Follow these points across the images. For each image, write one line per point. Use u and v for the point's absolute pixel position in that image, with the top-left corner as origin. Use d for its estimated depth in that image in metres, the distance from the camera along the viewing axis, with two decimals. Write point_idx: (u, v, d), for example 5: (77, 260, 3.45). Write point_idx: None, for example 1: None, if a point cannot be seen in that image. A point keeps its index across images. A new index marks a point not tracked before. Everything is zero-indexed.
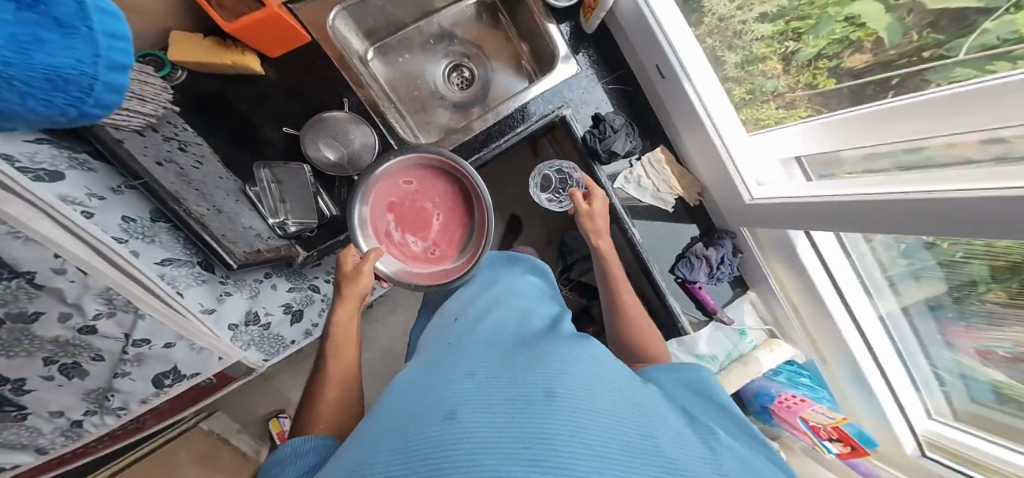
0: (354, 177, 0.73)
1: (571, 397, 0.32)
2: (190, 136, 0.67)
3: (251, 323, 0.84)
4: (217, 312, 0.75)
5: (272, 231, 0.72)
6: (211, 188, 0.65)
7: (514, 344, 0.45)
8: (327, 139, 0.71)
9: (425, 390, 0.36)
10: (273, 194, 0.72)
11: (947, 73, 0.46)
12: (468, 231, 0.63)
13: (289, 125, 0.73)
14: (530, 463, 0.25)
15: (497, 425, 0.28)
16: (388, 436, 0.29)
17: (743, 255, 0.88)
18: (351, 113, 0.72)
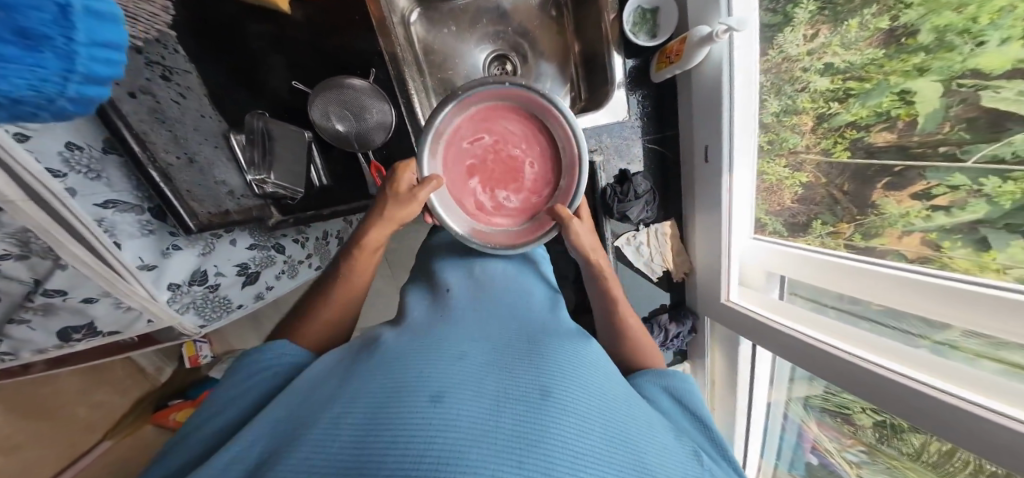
0: (358, 153, 0.62)
1: (565, 401, 0.29)
2: (179, 61, 0.51)
3: (196, 283, 0.62)
4: (158, 270, 0.56)
5: (247, 188, 0.60)
6: (189, 131, 0.52)
7: (511, 341, 0.38)
8: (338, 108, 0.58)
9: (412, 361, 0.31)
10: (262, 149, 0.59)
11: (946, 176, 0.47)
12: (567, 179, 0.49)
13: (300, 79, 0.61)
14: (514, 450, 0.23)
15: (481, 419, 0.25)
16: (361, 405, 0.27)
17: (696, 334, 0.82)
18: (373, 87, 0.58)
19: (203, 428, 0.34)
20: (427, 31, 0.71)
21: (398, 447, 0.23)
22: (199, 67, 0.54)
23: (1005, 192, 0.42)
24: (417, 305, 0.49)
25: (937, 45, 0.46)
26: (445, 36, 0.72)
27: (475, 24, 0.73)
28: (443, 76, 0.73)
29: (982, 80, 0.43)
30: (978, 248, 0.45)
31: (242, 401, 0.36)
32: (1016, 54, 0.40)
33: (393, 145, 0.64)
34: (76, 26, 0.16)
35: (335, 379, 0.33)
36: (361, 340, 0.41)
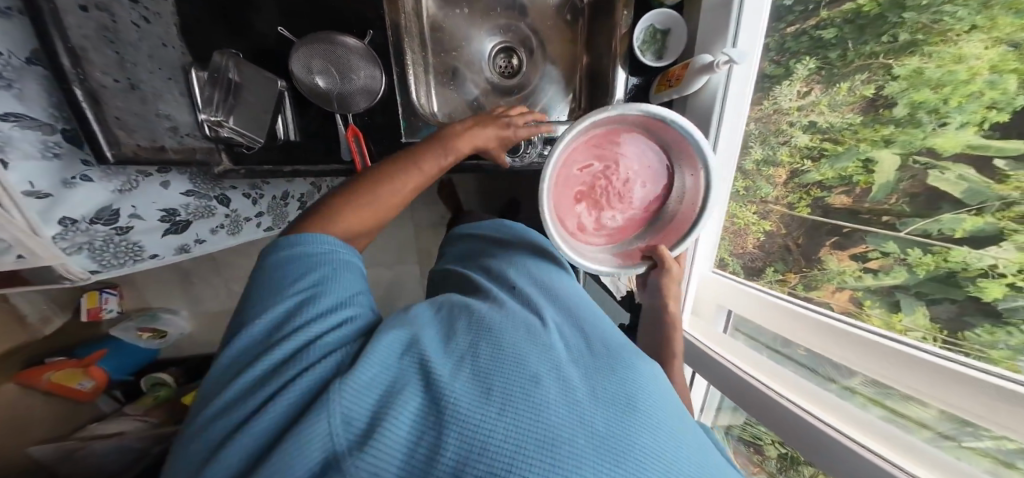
0: (337, 115, 0.56)
1: (652, 417, 0.28)
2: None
3: (102, 224, 0.51)
4: (54, 203, 0.45)
5: (197, 128, 0.52)
6: (141, 57, 0.46)
7: (594, 339, 0.37)
8: (324, 64, 0.52)
9: (511, 338, 0.32)
10: (225, 91, 0.52)
11: (881, 242, 0.53)
12: (670, 221, 0.47)
13: (285, 24, 0.54)
14: (605, 456, 0.24)
15: (577, 417, 0.26)
16: (464, 373, 0.28)
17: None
18: (366, 50, 0.53)
19: (299, 315, 0.31)
20: (439, 8, 0.67)
21: (504, 420, 0.25)
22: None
23: (923, 263, 0.49)
24: (489, 284, 0.47)
25: (907, 120, 0.49)
26: (457, 18, 0.69)
27: (488, 12, 0.70)
28: (446, 57, 0.69)
29: (933, 160, 0.48)
30: (890, 309, 0.53)
31: (330, 299, 0.32)
32: (967, 139, 0.44)
33: (378, 114, 0.58)
34: None
35: (437, 334, 0.33)
36: (449, 301, 0.40)
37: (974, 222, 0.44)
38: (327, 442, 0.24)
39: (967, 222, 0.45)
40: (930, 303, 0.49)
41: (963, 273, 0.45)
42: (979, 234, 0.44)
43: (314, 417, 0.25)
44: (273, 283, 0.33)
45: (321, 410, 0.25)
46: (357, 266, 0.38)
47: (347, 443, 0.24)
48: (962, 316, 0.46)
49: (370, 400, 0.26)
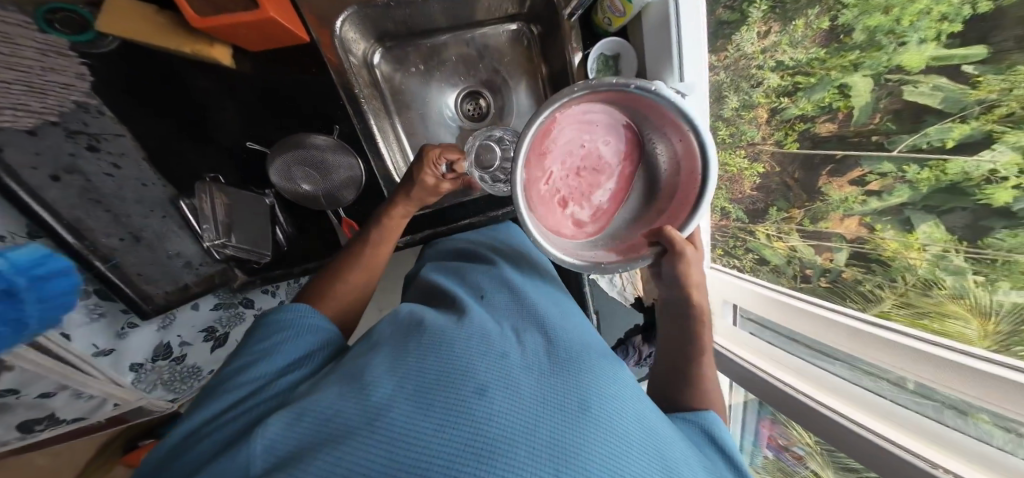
0: (327, 210, 0.66)
1: (605, 414, 0.29)
2: (108, 125, 0.47)
3: (160, 358, 0.67)
4: (116, 353, 0.61)
5: (204, 255, 0.63)
6: (128, 204, 0.52)
7: (551, 341, 0.39)
8: (302, 165, 0.60)
9: (459, 350, 0.34)
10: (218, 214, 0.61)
11: (876, 164, 0.54)
12: (681, 193, 0.37)
13: (254, 138, 0.62)
14: (551, 453, 0.25)
15: (522, 421, 0.27)
16: (410, 392, 0.29)
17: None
18: (336, 142, 0.60)
19: (250, 368, 0.37)
20: (393, 71, 0.68)
21: (443, 432, 0.26)
22: (134, 126, 0.50)
23: (922, 178, 0.50)
24: (458, 293, 0.48)
25: (868, 44, 0.51)
26: (413, 75, 0.70)
27: (443, 62, 0.70)
28: (415, 115, 0.71)
29: (903, 76, 0.49)
30: (903, 229, 0.54)
31: (284, 356, 0.38)
32: (930, 52, 0.46)
33: (362, 202, 0.67)
34: None
35: (391, 352, 0.35)
36: (408, 319, 0.42)
37: (961, 130, 0.45)
38: (246, 468, 0.26)
39: (954, 132, 0.46)
40: (940, 215, 0.50)
41: (966, 182, 0.46)
42: (968, 139, 0.45)
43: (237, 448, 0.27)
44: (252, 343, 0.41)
45: (247, 442, 0.27)
46: (321, 324, 0.44)
47: (261, 469, 0.26)
48: (978, 221, 0.47)
49: (300, 430, 0.28)
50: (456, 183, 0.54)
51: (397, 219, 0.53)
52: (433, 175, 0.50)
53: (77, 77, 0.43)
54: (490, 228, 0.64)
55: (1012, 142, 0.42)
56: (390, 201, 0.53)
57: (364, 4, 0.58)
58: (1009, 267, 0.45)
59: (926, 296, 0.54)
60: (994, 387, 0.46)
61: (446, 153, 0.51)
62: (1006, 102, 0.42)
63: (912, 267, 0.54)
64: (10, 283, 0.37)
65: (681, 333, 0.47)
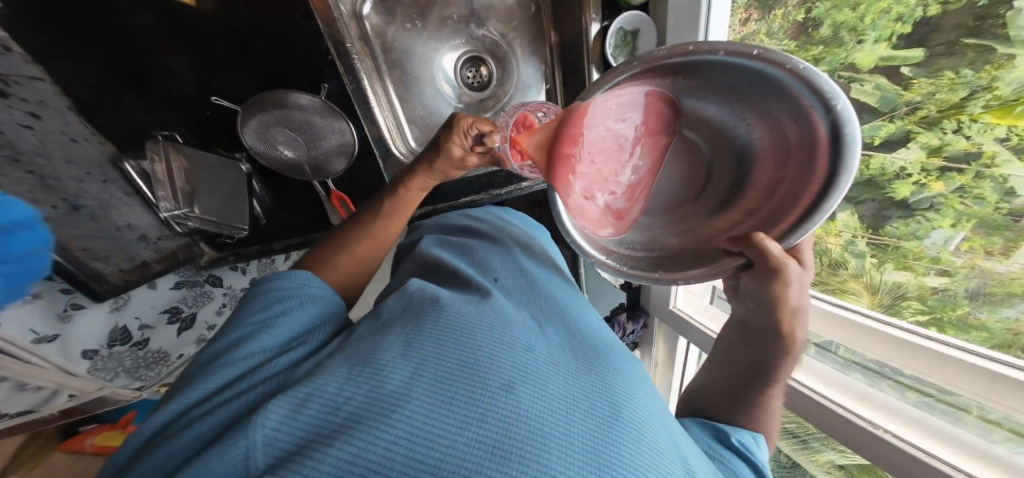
0: (315, 182, 0.61)
1: (643, 422, 0.26)
2: (19, 65, 0.38)
3: (118, 343, 0.63)
4: (61, 338, 0.55)
5: (162, 228, 0.60)
6: (58, 165, 0.45)
7: (569, 334, 0.34)
8: (286, 129, 0.55)
9: (476, 337, 0.28)
10: (175, 182, 0.56)
11: None
12: (789, 192, 0.30)
13: (219, 94, 0.52)
14: (596, 471, 0.21)
15: (558, 427, 0.22)
16: (419, 383, 0.23)
17: (647, 328, 1.11)
18: (322, 105, 0.54)
19: (245, 343, 0.30)
20: (384, 25, 0.60)
21: (463, 441, 0.20)
22: (51, 68, 0.41)
23: (848, 171, 0.57)
24: (469, 273, 0.42)
25: (832, 39, 0.54)
26: (408, 31, 0.63)
27: (444, 20, 0.64)
28: (412, 81, 0.65)
29: (854, 74, 0.52)
30: (827, 216, 0.62)
31: (284, 331, 0.31)
32: (880, 53, 0.50)
33: (354, 175, 0.63)
34: None
35: (394, 332, 0.29)
36: (419, 294, 0.36)
37: (887, 128, 0.51)
38: (241, 466, 0.19)
39: (882, 129, 0.52)
40: (855, 204, 0.58)
41: (882, 177, 0.53)
42: (891, 137, 0.51)
43: (229, 438, 0.20)
44: (239, 314, 0.34)
45: (240, 430, 0.21)
46: (324, 295, 0.37)
47: (263, 466, 0.20)
48: (881, 212, 0.54)
49: (304, 417, 0.22)
50: (486, 157, 0.48)
51: (416, 191, 0.50)
52: (461, 145, 0.46)
53: None
54: (496, 209, 0.61)
55: (923, 142, 0.48)
56: (411, 168, 0.50)
57: None
58: (897, 251, 0.54)
59: (834, 274, 0.64)
60: (909, 356, 0.52)
61: (479, 124, 0.46)
62: (926, 104, 0.47)
63: (829, 250, 0.63)
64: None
65: (754, 360, 0.42)
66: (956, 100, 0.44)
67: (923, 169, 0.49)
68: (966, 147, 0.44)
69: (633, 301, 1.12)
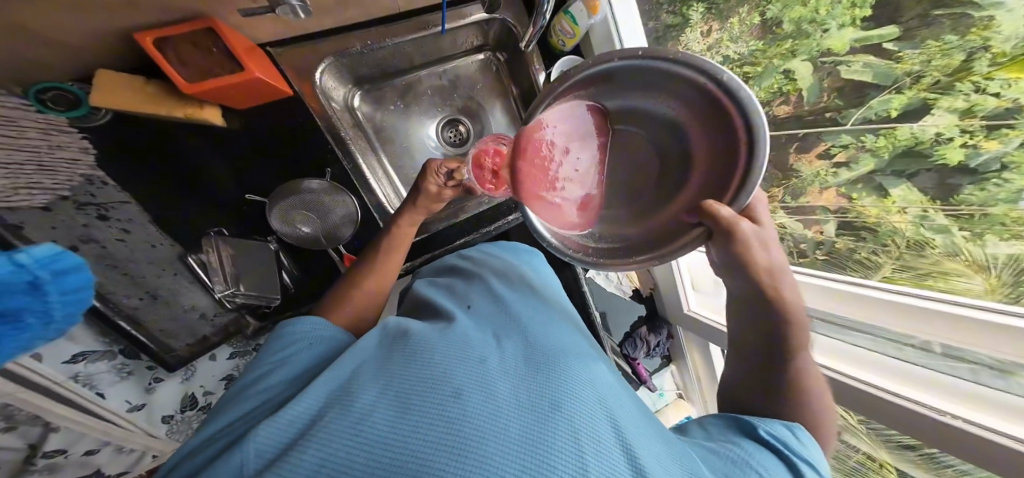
0: (328, 250, 0.70)
1: (577, 411, 0.32)
2: (113, 193, 0.54)
3: (188, 408, 0.73)
4: (147, 407, 0.69)
5: (217, 307, 0.69)
6: (143, 265, 0.58)
7: (529, 344, 0.41)
8: (301, 208, 0.66)
9: (439, 359, 0.36)
10: (223, 266, 0.66)
11: (837, 138, 0.64)
12: (727, 154, 0.36)
13: (252, 190, 0.66)
14: (519, 453, 0.27)
15: (494, 422, 0.29)
16: (390, 399, 0.31)
17: (673, 339, 1.10)
18: (330, 185, 0.65)
19: (261, 381, 0.37)
20: (373, 110, 0.74)
21: (416, 436, 0.28)
22: (135, 194, 0.57)
23: (880, 146, 0.59)
24: (446, 305, 0.49)
25: (799, 34, 0.64)
26: (393, 111, 0.76)
27: (420, 96, 0.77)
28: (403, 149, 0.77)
29: (837, 58, 0.60)
30: (879, 195, 0.61)
31: (293, 367, 0.39)
32: (849, 37, 0.58)
33: (360, 237, 0.71)
34: (46, 289, 0.28)
35: (374, 365, 0.37)
36: (395, 330, 0.44)
37: (900, 100, 0.55)
38: (238, 469, 0.27)
39: (894, 102, 0.56)
40: (910, 179, 0.57)
41: (920, 146, 0.54)
42: (908, 108, 0.55)
43: (232, 454, 0.28)
44: (260, 357, 0.42)
45: (239, 445, 0.29)
46: (330, 336, 0.45)
47: (254, 470, 0.27)
48: (946, 181, 0.53)
49: (288, 430, 0.30)
50: (458, 189, 0.58)
51: (406, 226, 0.58)
52: (436, 183, 0.56)
53: (81, 151, 0.51)
54: (484, 245, 0.69)
55: (946, 106, 0.50)
56: (400, 211, 0.59)
57: (341, 53, 0.64)
58: (988, 219, 0.51)
59: (922, 256, 0.59)
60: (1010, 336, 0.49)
61: (447, 164, 0.56)
62: (929, 72, 0.51)
63: (898, 230, 0.61)
64: (32, 275, 0.27)
65: (769, 342, 0.44)
66: (956, 63, 0.49)
67: (964, 131, 0.50)
68: (1000, 104, 0.46)
69: (651, 313, 1.12)
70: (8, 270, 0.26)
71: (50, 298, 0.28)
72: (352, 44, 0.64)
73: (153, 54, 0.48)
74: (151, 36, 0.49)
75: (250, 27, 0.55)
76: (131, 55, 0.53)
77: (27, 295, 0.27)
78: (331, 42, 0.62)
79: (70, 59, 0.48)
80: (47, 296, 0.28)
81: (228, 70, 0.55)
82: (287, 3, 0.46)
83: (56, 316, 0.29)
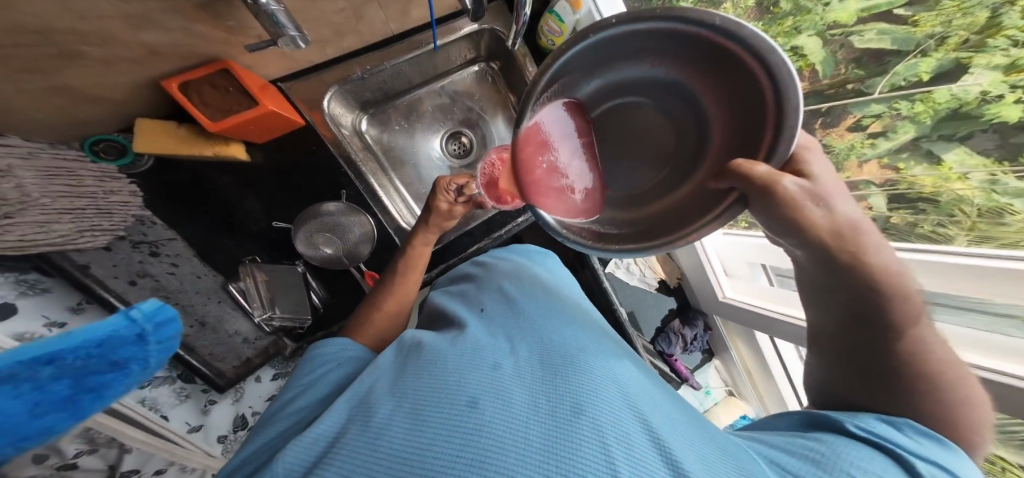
0: (351, 268, 0.73)
1: (596, 412, 0.32)
2: (161, 232, 0.62)
3: (240, 427, 0.80)
4: (204, 428, 0.76)
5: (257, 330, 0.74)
6: (191, 295, 0.63)
7: (543, 345, 0.42)
8: (323, 231, 0.70)
9: (453, 368, 0.37)
10: (259, 291, 0.72)
11: (867, 108, 0.59)
12: (751, 112, 0.31)
13: (278, 217, 0.70)
14: (540, 461, 0.28)
15: (512, 430, 0.31)
16: (409, 411, 0.33)
17: (712, 330, 1.07)
18: (347, 206, 0.69)
19: (296, 401, 0.41)
20: (380, 132, 0.77)
21: (438, 447, 0.30)
22: (178, 228, 0.64)
23: (920, 112, 0.54)
24: (460, 313, 0.51)
25: (797, 10, 0.62)
26: (398, 132, 0.78)
27: (423, 114, 0.79)
28: (412, 163, 0.79)
29: (846, 29, 0.57)
30: (931, 162, 0.55)
31: (322, 387, 0.42)
32: (854, 8, 0.55)
33: (380, 254, 0.74)
34: (150, 337, 0.33)
35: (392, 379, 0.39)
36: (410, 341, 0.46)
37: (928, 63, 0.51)
38: None
39: (922, 66, 0.51)
40: (964, 141, 0.51)
41: (966, 107, 0.49)
42: (940, 70, 0.50)
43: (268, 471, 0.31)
44: (296, 377, 0.46)
45: (274, 465, 0.32)
46: (356, 353, 0.48)
47: None
48: (1009, 140, 0.47)
49: (314, 447, 0.32)
50: (469, 204, 0.59)
51: (420, 245, 0.61)
52: (446, 200, 0.57)
53: (132, 195, 0.58)
54: (497, 250, 0.70)
55: (984, 64, 0.46)
56: (413, 231, 0.61)
57: (343, 81, 0.67)
58: None
59: (1003, 225, 0.50)
60: None
61: (456, 180, 0.57)
62: (954, 32, 0.48)
63: (965, 198, 0.53)
64: (140, 328, 0.32)
65: (863, 329, 0.34)
66: (983, 21, 0.45)
67: (1010, 87, 0.44)
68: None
69: (683, 304, 1.09)
70: (124, 326, 0.31)
71: (150, 346, 0.33)
72: (352, 71, 0.67)
73: (177, 99, 0.53)
74: (176, 83, 0.54)
75: (260, 65, 0.59)
76: (164, 105, 0.60)
77: (134, 346, 0.32)
78: (333, 71, 0.65)
79: (112, 107, 0.55)
80: (149, 346, 0.33)
81: (245, 107, 0.58)
82: (287, 35, 0.48)
83: (151, 363, 0.33)
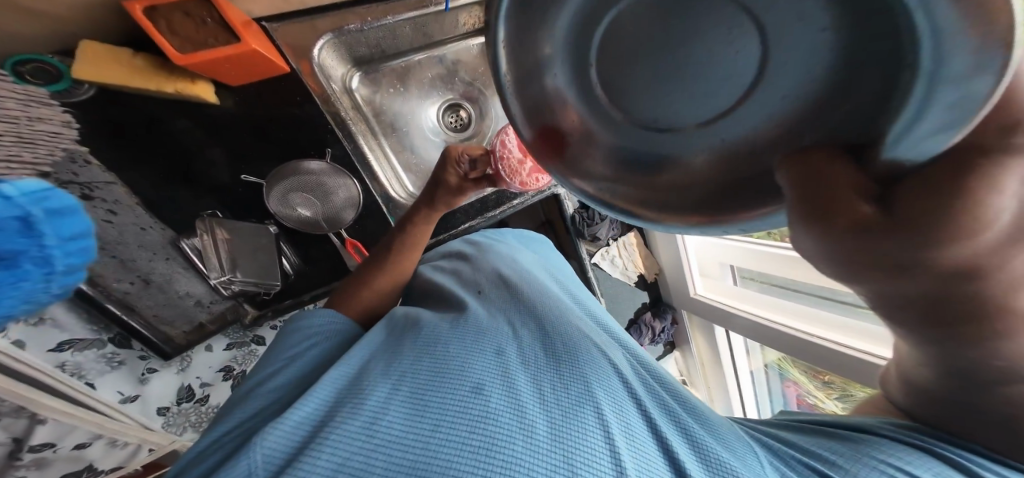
0: (331, 234, 0.69)
1: (602, 404, 0.32)
2: (97, 174, 0.52)
3: (185, 400, 0.72)
4: (142, 398, 0.68)
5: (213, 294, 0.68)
6: (133, 249, 0.56)
7: (543, 331, 0.40)
8: (302, 192, 0.64)
9: (454, 351, 0.35)
10: (216, 251, 0.64)
11: None
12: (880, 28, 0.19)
13: (248, 171, 0.63)
14: (550, 451, 0.27)
15: (520, 418, 0.29)
16: (407, 394, 0.31)
17: (678, 324, 1.12)
18: (331, 167, 0.64)
19: (271, 378, 0.37)
20: (371, 93, 0.72)
21: (442, 432, 0.27)
22: (123, 175, 0.54)
23: None
24: (457, 293, 0.48)
25: None
26: (392, 95, 0.74)
27: (422, 81, 0.76)
28: (406, 130, 0.76)
29: None
30: None
31: (301, 365, 0.38)
32: None
33: (364, 224, 0.71)
34: (43, 230, 0.26)
35: (385, 359, 0.36)
36: (403, 319, 0.44)
37: None
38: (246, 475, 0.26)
39: None
40: None
41: None
42: None
43: (239, 458, 0.27)
44: (276, 348, 0.41)
45: (245, 451, 0.27)
46: (341, 326, 0.44)
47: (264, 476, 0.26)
48: None
49: (298, 429, 0.29)
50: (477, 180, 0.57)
51: (416, 218, 0.57)
52: (455, 173, 0.55)
53: (62, 125, 0.47)
54: (490, 230, 0.68)
55: None
56: (414, 205, 0.58)
57: (339, 31, 0.62)
58: None
59: None
60: None
61: (467, 150, 0.55)
62: None
63: None
64: (24, 211, 0.25)
65: None
66: None
67: None
68: None
69: (656, 298, 1.12)
70: None
71: (47, 242, 0.26)
72: (349, 21, 0.62)
73: (138, 22, 0.46)
74: (141, 5, 0.46)
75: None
76: (119, 27, 0.51)
77: (21, 237, 0.25)
78: (329, 18, 0.60)
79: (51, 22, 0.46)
80: (42, 239, 0.26)
81: (224, 44, 0.51)
82: None
83: (57, 265, 0.27)
